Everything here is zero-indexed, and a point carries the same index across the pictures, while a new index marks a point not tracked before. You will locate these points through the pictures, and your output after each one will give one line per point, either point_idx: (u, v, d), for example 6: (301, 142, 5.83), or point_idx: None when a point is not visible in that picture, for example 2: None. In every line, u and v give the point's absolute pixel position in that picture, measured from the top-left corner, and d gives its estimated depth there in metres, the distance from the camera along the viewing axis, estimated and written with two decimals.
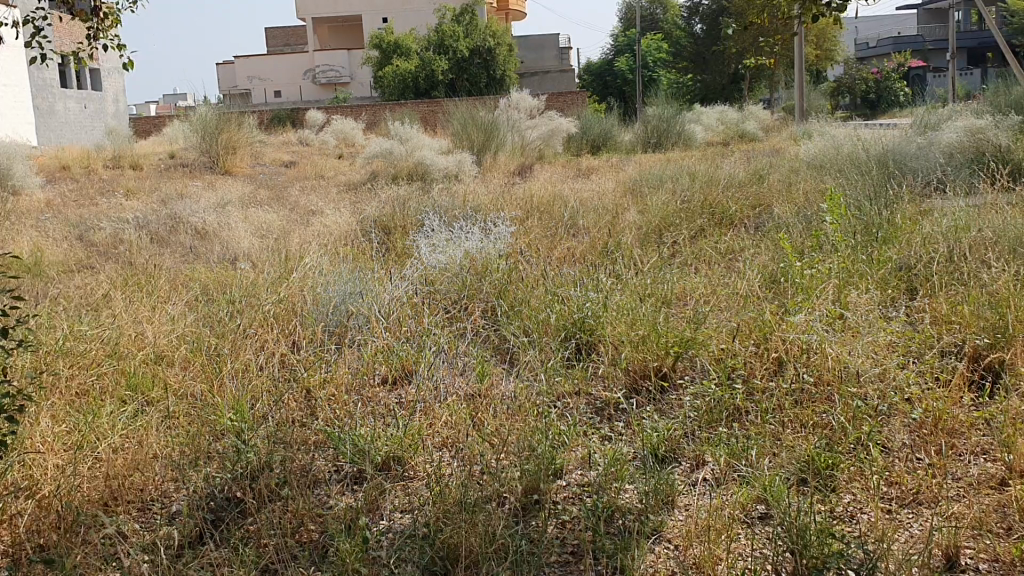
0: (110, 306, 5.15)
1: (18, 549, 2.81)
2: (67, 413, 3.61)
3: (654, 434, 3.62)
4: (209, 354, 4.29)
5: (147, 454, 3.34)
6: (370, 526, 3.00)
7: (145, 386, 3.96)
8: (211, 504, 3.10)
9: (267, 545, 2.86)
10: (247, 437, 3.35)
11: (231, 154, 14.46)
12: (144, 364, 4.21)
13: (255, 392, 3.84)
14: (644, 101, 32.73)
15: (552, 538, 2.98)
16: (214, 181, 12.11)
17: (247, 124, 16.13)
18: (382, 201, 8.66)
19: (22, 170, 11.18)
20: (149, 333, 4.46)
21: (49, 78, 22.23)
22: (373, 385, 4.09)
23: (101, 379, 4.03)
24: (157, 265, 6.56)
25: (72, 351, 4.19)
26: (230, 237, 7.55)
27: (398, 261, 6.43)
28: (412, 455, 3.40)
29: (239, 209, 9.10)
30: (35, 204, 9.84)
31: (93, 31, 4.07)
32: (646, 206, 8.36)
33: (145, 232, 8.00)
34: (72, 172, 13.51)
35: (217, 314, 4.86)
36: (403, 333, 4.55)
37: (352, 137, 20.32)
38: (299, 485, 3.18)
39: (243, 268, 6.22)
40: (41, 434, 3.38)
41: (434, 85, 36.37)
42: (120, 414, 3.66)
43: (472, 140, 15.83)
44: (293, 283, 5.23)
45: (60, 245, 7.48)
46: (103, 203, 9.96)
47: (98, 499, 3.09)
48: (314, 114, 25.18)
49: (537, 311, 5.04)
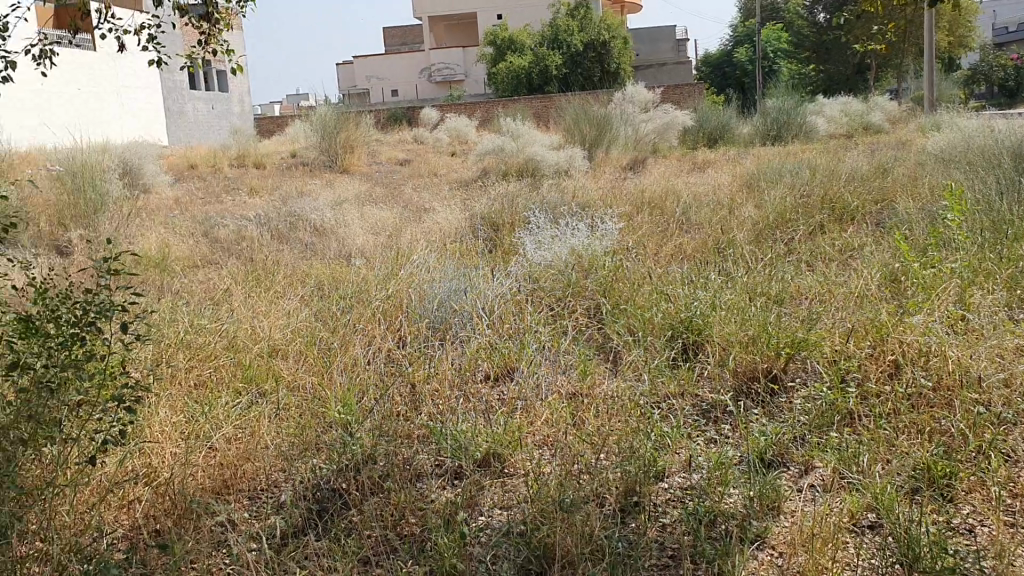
0: (229, 301, 5.36)
1: (137, 532, 2.95)
2: (186, 403, 3.77)
3: (761, 437, 3.53)
4: (321, 348, 4.41)
5: (259, 444, 3.46)
6: (470, 521, 3.02)
7: (258, 378, 4.10)
8: (318, 494, 3.18)
9: (369, 536, 2.91)
10: (353, 430, 3.42)
11: (349, 152, 14.83)
12: (259, 356, 4.36)
13: (363, 385, 3.92)
14: (762, 94, 31.96)
15: (651, 541, 2.94)
16: (332, 179, 12.43)
17: (364, 122, 16.50)
18: (492, 197, 8.72)
19: (153, 170, 11.75)
20: (264, 327, 4.62)
21: (179, 81, 23.28)
22: (475, 381, 4.12)
23: (219, 370, 4.19)
24: (275, 261, 6.79)
25: (193, 343, 4.38)
26: (344, 235, 7.74)
27: (505, 258, 6.46)
28: (513, 452, 3.40)
29: (353, 206, 9.32)
30: (165, 202, 10.31)
31: (206, 36, 4.22)
32: (760, 203, 8.16)
33: (265, 228, 8.30)
34: (200, 171, 14.12)
35: (328, 310, 4.99)
36: (507, 330, 4.57)
37: (466, 134, 20.53)
38: (402, 478, 3.23)
39: (356, 264, 6.37)
40: (161, 423, 3.54)
41: (548, 81, 36.41)
42: (235, 404, 3.80)
43: (585, 135, 15.77)
44: (402, 279, 5.32)
45: (186, 241, 7.82)
46: (227, 201, 10.37)
47: (212, 487, 3.21)
48: (429, 112, 25.57)
49: (643, 310, 4.98)
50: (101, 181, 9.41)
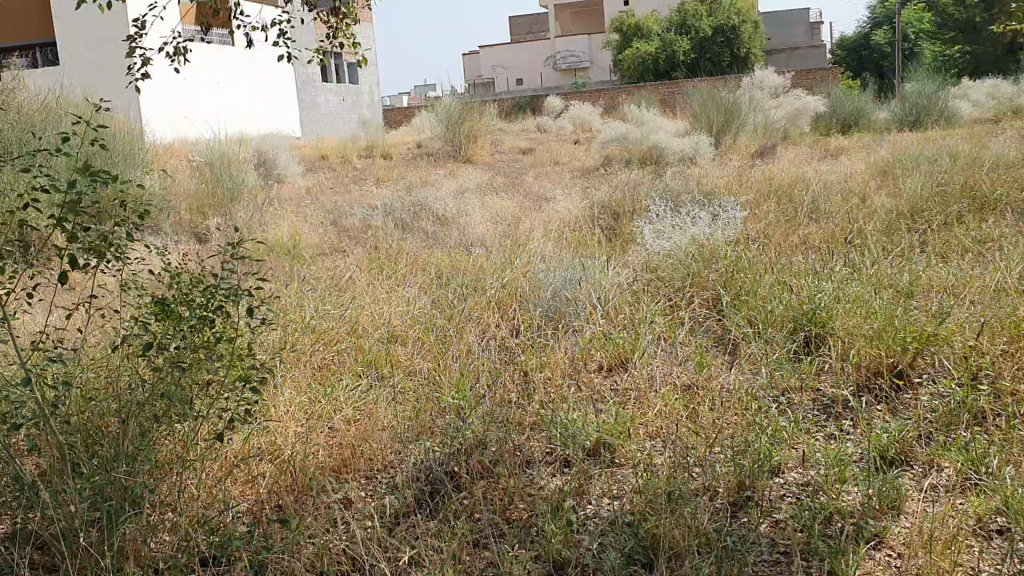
0: (353, 288, 5.53)
1: (260, 506, 3.10)
2: (309, 385, 3.92)
3: (884, 435, 3.40)
4: (438, 335, 4.50)
5: (376, 426, 3.56)
6: (578, 509, 3.03)
7: (377, 363, 4.21)
8: (430, 476, 3.26)
9: (478, 520, 2.96)
10: (466, 415, 3.49)
11: (472, 142, 15.02)
12: (379, 342, 4.48)
13: (477, 372, 3.99)
14: (901, 78, 30.57)
15: (762, 536, 2.88)
16: (456, 169, 12.62)
17: (489, 112, 16.66)
18: (614, 186, 8.67)
19: (286, 160, 12.20)
20: (385, 313, 4.75)
21: (312, 74, 24.06)
22: (589, 371, 4.13)
23: (340, 355, 4.34)
24: (397, 249, 6.95)
25: (317, 328, 4.54)
26: (465, 224, 7.86)
27: (624, 248, 6.42)
28: (623, 442, 3.39)
29: (475, 196, 9.44)
30: (296, 192, 10.71)
31: (333, 30, 4.36)
32: (895, 191, 7.82)
33: (390, 217, 8.50)
34: (330, 161, 14.57)
35: (446, 297, 5.08)
36: (623, 320, 4.54)
37: (590, 123, 20.44)
38: (512, 464, 3.27)
39: (476, 252, 6.45)
40: (285, 403, 3.70)
41: (675, 67, 35.84)
42: (355, 387, 3.93)
43: (711, 122, 15.47)
44: (520, 268, 5.36)
45: (315, 230, 8.11)
46: (355, 191, 10.68)
47: (330, 466, 3.34)
48: (553, 100, 25.58)
49: (764, 301, 4.86)
50: (237, 171, 9.85)
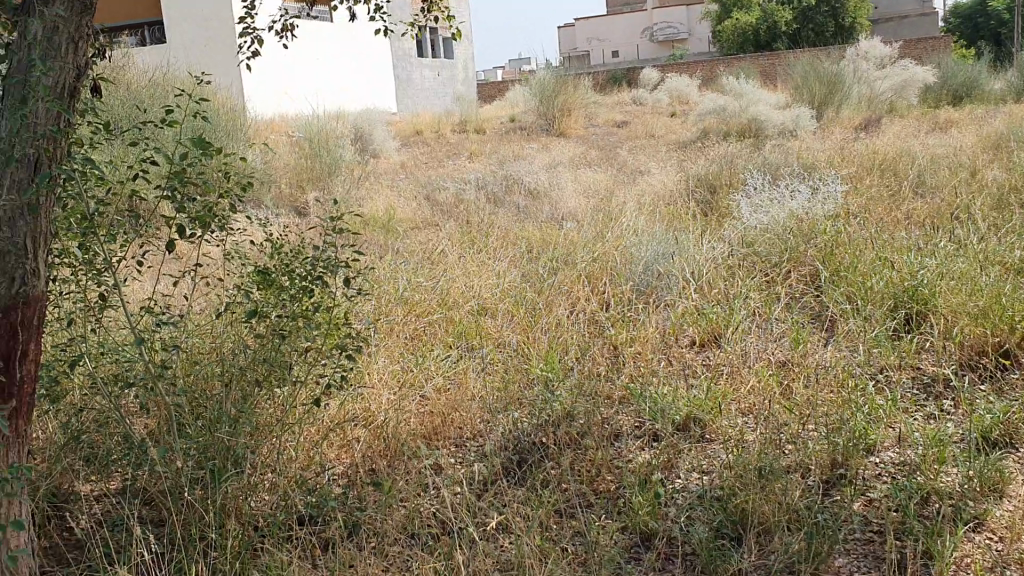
0: (445, 261, 5.59)
1: (353, 470, 3.19)
2: (401, 354, 4.00)
3: (987, 416, 3.28)
4: (528, 308, 4.52)
5: (466, 395, 3.62)
6: (666, 482, 3.02)
7: (468, 334, 4.26)
8: (519, 446, 3.30)
9: (565, 490, 2.99)
10: (555, 387, 3.51)
11: (566, 116, 14.95)
12: (469, 314, 4.53)
13: (567, 344, 4.00)
14: (1018, 46, 29.08)
15: (855, 514, 2.82)
16: (550, 143, 12.58)
17: (583, 85, 16.54)
18: (710, 159, 8.52)
19: (382, 134, 12.37)
20: (475, 286, 4.79)
21: (408, 49, 24.26)
22: (680, 346, 4.10)
23: (431, 326, 4.41)
24: (489, 224, 6.99)
25: (410, 300, 4.62)
26: (558, 198, 7.84)
27: (719, 222, 6.31)
28: (713, 417, 3.36)
29: (568, 170, 9.41)
30: (391, 166, 10.86)
31: (428, 3, 4.39)
32: (1008, 164, 7.48)
33: (483, 192, 8.55)
34: (424, 136, 14.72)
35: (537, 271, 5.10)
36: (715, 296, 4.49)
37: (687, 96, 20.10)
38: (600, 436, 3.28)
39: (568, 227, 6.44)
40: (378, 371, 3.79)
41: (775, 37, 34.88)
42: (446, 358, 3.99)
43: (813, 94, 15.03)
44: (611, 242, 5.34)
45: (409, 204, 8.21)
46: (449, 165, 10.77)
47: (421, 433, 3.40)
48: (649, 73, 25.22)
49: (864, 278, 4.73)
50: (334, 146, 10.04)
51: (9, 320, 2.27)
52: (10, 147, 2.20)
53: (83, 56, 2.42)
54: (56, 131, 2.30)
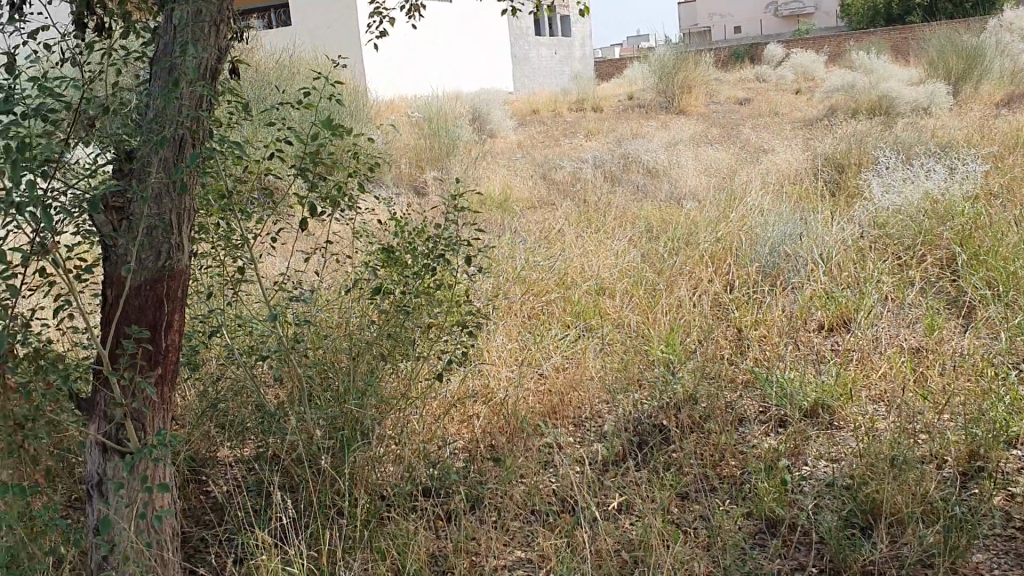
0: (563, 240, 5.56)
1: (473, 445, 3.23)
2: (520, 333, 4.01)
3: None
4: (648, 288, 4.46)
5: (585, 374, 3.60)
6: (792, 469, 2.94)
7: (586, 314, 4.24)
8: (640, 427, 3.27)
9: (688, 473, 2.95)
10: (677, 368, 3.45)
11: (686, 94, 14.66)
12: (587, 293, 4.50)
13: (688, 326, 3.93)
14: None
15: (996, 509, 2.68)
16: (669, 121, 12.36)
17: (704, 62, 16.18)
18: (838, 137, 8.21)
19: (498, 114, 12.40)
20: (594, 266, 4.75)
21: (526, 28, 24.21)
22: (806, 329, 3.97)
23: (550, 305, 4.40)
24: (607, 203, 6.92)
25: (529, 280, 4.62)
26: (677, 178, 7.70)
27: (847, 202, 6.08)
28: (843, 404, 3.25)
29: (688, 148, 9.24)
30: (509, 145, 10.88)
31: None
32: None
33: (600, 171, 8.47)
34: (541, 115, 14.68)
35: (657, 251, 5.02)
36: (845, 279, 4.33)
37: (812, 71, 19.42)
38: (723, 420, 3.21)
39: (688, 206, 6.31)
40: (497, 349, 3.81)
41: (908, 10, 33.31)
42: (565, 337, 3.98)
43: (949, 68, 14.30)
44: (734, 222, 5.20)
45: (526, 183, 8.21)
46: (566, 144, 10.71)
47: (540, 411, 3.41)
48: (773, 49, 24.46)
49: (1007, 261, 4.48)
50: (453, 126, 10.13)
51: (157, 291, 2.39)
52: (157, 127, 2.32)
53: (223, 39, 2.52)
54: (200, 112, 2.40)
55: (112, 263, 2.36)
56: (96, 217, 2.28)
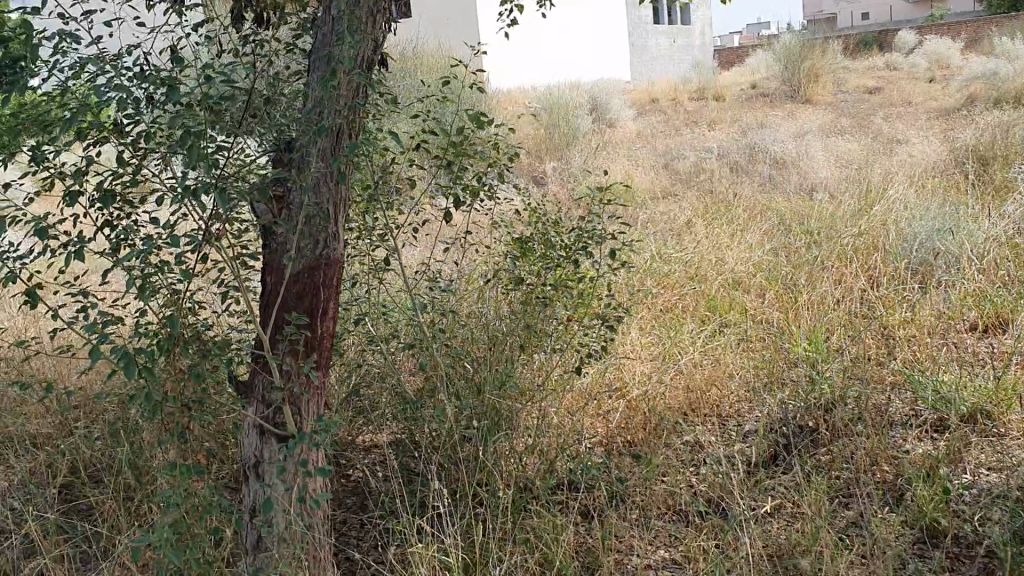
0: (693, 232, 5.44)
1: (611, 440, 3.18)
2: (654, 327, 3.94)
3: None
4: (786, 284, 4.32)
5: (724, 371, 3.51)
6: (953, 478, 2.78)
7: (722, 308, 4.14)
8: (784, 428, 3.16)
9: (839, 478, 2.83)
10: (823, 368, 3.32)
11: (812, 82, 14.18)
12: (722, 287, 4.39)
13: (832, 324, 3.77)
14: None
15: None
16: (795, 111, 11.97)
17: (832, 49, 15.62)
18: (983, 127, 7.78)
19: (618, 103, 12.26)
20: (728, 259, 4.63)
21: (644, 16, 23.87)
22: (960, 330, 3.76)
23: (683, 299, 4.30)
24: (736, 194, 6.74)
25: (661, 273, 4.53)
26: (808, 169, 7.45)
27: (997, 197, 5.75)
28: (1006, 410, 3.05)
29: (818, 139, 8.92)
30: (629, 135, 10.74)
31: None
32: None
33: (725, 161, 8.27)
34: (660, 104, 14.45)
35: (795, 246, 4.85)
36: (1001, 278, 4.08)
37: (947, 57, 18.51)
38: (875, 423, 3.07)
39: (822, 199, 6.09)
40: (632, 342, 3.75)
41: None
42: (700, 332, 3.88)
43: None
44: (877, 216, 4.98)
45: (648, 173, 8.08)
46: (688, 134, 10.50)
47: (679, 407, 3.33)
48: (903, 35, 23.45)
49: None
50: (573, 117, 10.07)
51: (315, 279, 2.44)
52: (318, 117, 2.35)
53: (379, 29, 2.54)
54: (358, 102, 2.43)
55: (273, 252, 2.43)
56: (260, 206, 2.34)
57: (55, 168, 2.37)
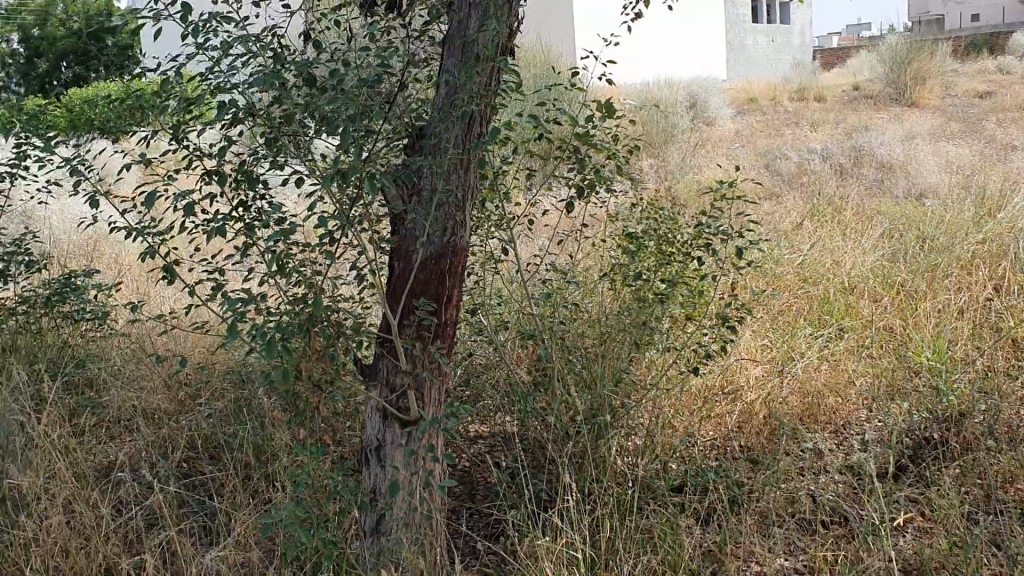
0: (804, 234, 5.29)
1: (726, 444, 3.10)
2: (768, 330, 3.84)
3: None
4: (906, 291, 4.16)
5: (843, 379, 3.39)
6: None
7: (839, 314, 4.01)
8: (910, 440, 3.03)
9: (972, 493, 2.70)
10: (951, 379, 3.18)
11: (918, 84, 13.73)
12: (837, 292, 4.26)
13: (958, 334, 3.62)
14: None
15: None
16: (902, 113, 11.60)
17: (941, 51, 15.10)
18: None
19: (717, 102, 12.07)
20: (844, 263, 4.49)
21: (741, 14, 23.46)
22: None
23: (798, 301, 4.19)
24: (845, 196, 6.55)
25: (773, 275, 4.42)
26: (920, 173, 7.19)
27: None
28: None
29: (928, 143, 8.62)
30: (728, 133, 10.56)
31: None
32: None
33: (831, 163, 8.06)
34: (758, 104, 14.18)
35: (914, 252, 4.68)
36: None
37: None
38: (1009, 438, 2.92)
39: (939, 204, 5.87)
40: (746, 345, 3.65)
41: None
42: (817, 336, 3.77)
43: None
44: (1002, 224, 4.77)
45: (751, 173, 7.93)
46: (790, 134, 10.27)
47: (797, 413, 3.23)
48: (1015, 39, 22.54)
49: None
50: (672, 115, 9.92)
51: (441, 266, 2.42)
52: (455, 103, 2.33)
53: (515, 16, 2.50)
54: (493, 89, 2.40)
55: (404, 237, 2.42)
56: (393, 191, 2.33)
57: (193, 148, 2.37)
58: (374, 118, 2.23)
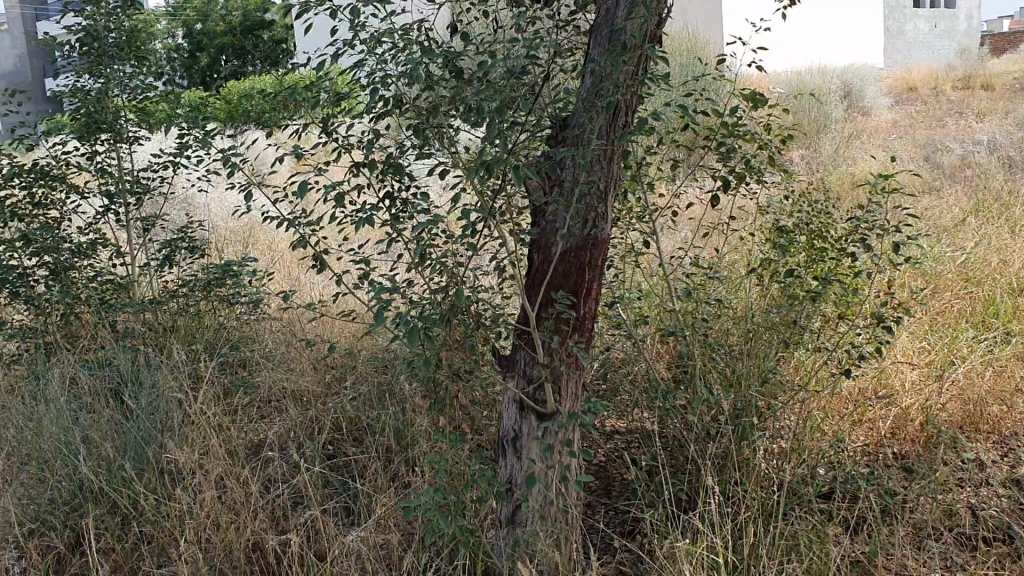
0: (968, 230, 4.99)
1: (877, 451, 2.95)
2: (927, 332, 3.63)
3: None
4: None
5: (1009, 387, 3.17)
6: None
7: (1006, 317, 3.75)
8: None
9: None
10: None
11: None
12: (1005, 293, 3.99)
13: None
14: None
15: None
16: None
17: None
18: None
19: (873, 91, 11.54)
20: (1012, 263, 4.20)
21: None
22: None
23: (960, 302, 3.94)
24: (1014, 191, 6.14)
25: (933, 274, 4.19)
26: None
27: None
28: None
29: None
30: (884, 124, 10.09)
31: None
32: None
33: (998, 155, 7.58)
34: (918, 93, 13.48)
35: None
36: None
37: None
38: None
39: None
40: (902, 347, 3.46)
41: None
42: (981, 340, 3.54)
43: None
44: None
45: (910, 165, 7.54)
46: (953, 125, 9.72)
47: (956, 422, 3.04)
48: None
49: None
50: (825, 104, 9.55)
51: (581, 259, 2.39)
52: (601, 93, 2.28)
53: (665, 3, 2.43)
54: (640, 78, 2.34)
55: (544, 229, 2.40)
56: (535, 181, 2.30)
57: (342, 140, 2.41)
58: (518, 107, 2.21)
